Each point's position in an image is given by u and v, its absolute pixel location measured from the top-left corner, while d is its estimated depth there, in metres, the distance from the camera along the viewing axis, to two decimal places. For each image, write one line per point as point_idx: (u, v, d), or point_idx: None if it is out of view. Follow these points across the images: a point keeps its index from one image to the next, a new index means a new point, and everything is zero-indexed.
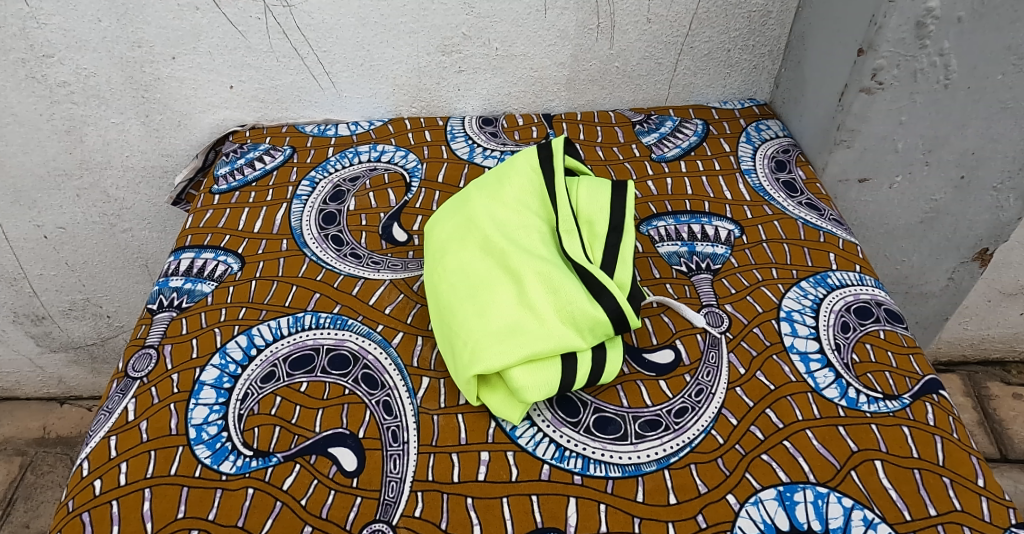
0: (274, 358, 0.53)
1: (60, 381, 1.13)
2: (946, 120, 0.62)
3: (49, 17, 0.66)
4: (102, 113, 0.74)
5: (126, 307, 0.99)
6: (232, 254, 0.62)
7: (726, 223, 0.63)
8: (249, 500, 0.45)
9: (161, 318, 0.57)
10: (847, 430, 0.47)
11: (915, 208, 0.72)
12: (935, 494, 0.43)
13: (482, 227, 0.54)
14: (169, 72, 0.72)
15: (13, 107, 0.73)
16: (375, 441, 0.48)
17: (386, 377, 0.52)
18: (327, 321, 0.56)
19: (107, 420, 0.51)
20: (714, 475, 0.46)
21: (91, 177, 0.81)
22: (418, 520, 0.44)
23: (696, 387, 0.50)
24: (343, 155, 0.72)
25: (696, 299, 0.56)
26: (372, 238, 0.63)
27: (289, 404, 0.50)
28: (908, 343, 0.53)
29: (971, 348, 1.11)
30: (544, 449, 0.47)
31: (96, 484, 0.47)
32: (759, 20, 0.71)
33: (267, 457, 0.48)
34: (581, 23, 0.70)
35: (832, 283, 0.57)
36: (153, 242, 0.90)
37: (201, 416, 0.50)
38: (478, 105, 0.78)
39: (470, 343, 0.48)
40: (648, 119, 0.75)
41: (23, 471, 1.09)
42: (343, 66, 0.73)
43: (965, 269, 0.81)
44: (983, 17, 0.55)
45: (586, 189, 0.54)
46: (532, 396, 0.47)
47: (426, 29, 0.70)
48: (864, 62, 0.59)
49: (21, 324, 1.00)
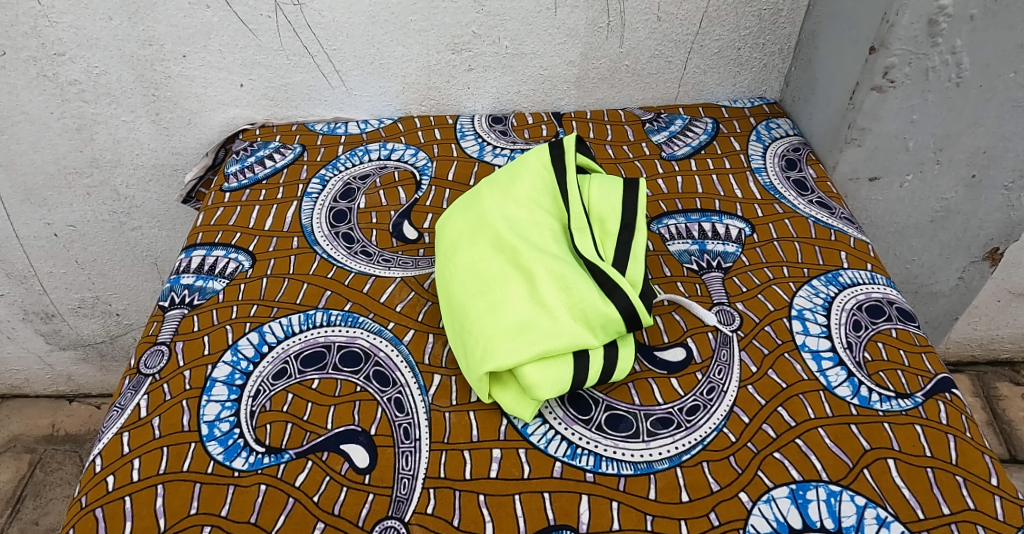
0: (286, 355, 0.53)
1: (69, 379, 1.14)
2: (958, 119, 0.62)
3: (60, 16, 0.66)
4: (113, 112, 0.75)
5: (135, 305, 1.00)
6: (243, 251, 0.62)
7: (737, 222, 0.62)
8: (262, 497, 0.46)
9: (173, 315, 0.58)
10: (860, 429, 0.47)
11: (926, 207, 0.72)
12: (948, 493, 0.43)
13: (493, 225, 0.54)
14: (179, 71, 0.72)
15: (24, 105, 0.73)
16: (386, 438, 0.48)
17: (398, 374, 0.52)
18: (338, 319, 0.56)
19: (120, 416, 0.51)
20: (727, 473, 0.45)
21: (101, 176, 0.81)
22: (431, 516, 0.44)
23: (708, 385, 0.50)
24: (353, 153, 0.72)
25: (707, 298, 0.56)
26: (382, 236, 0.63)
27: (301, 401, 0.51)
28: (920, 342, 0.52)
29: (979, 348, 1.10)
30: (556, 446, 0.47)
31: (108, 480, 0.47)
32: (770, 19, 0.71)
33: (279, 453, 0.48)
34: (591, 21, 0.70)
35: (843, 281, 0.57)
36: (162, 240, 0.90)
37: (213, 412, 0.50)
38: (488, 104, 0.78)
39: (482, 340, 0.48)
40: (657, 118, 0.75)
41: (33, 468, 1.09)
42: (354, 64, 0.73)
43: (975, 268, 0.81)
44: (995, 14, 0.54)
45: (598, 187, 0.54)
46: (544, 393, 0.47)
47: (435, 28, 0.70)
48: (875, 60, 0.59)
49: (31, 321, 1.01)
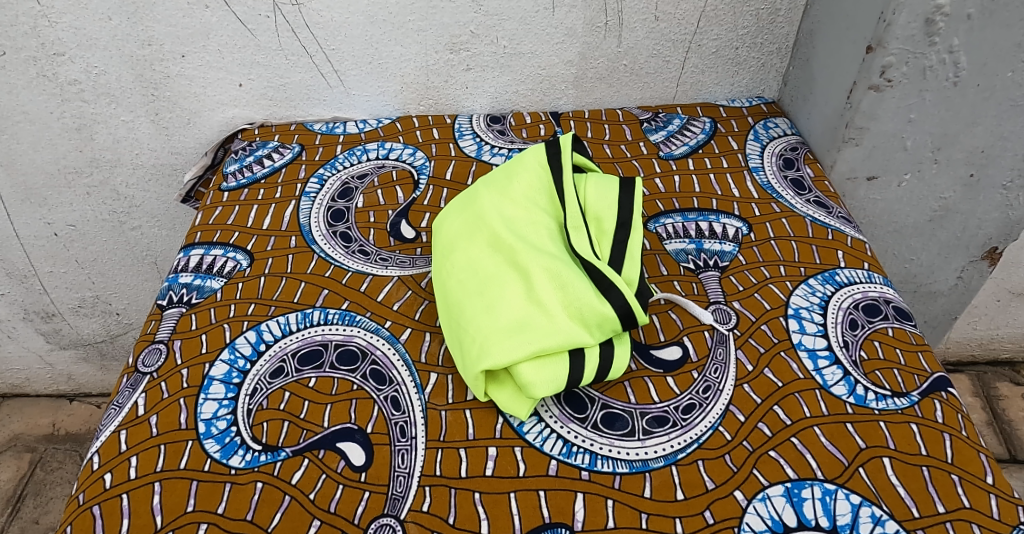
0: (283, 354, 0.53)
1: (69, 379, 1.14)
2: (956, 118, 0.62)
3: (60, 15, 0.66)
4: (113, 111, 0.75)
5: (135, 305, 1.00)
6: (241, 250, 0.62)
7: (734, 221, 0.62)
8: (258, 495, 0.46)
9: (171, 314, 0.58)
10: (855, 427, 0.47)
11: (924, 206, 0.72)
12: (944, 492, 0.43)
13: (490, 224, 0.54)
14: (178, 71, 0.72)
15: (23, 105, 0.73)
16: (382, 436, 0.48)
17: (394, 373, 0.52)
18: (336, 318, 0.56)
19: (118, 414, 0.51)
20: (722, 471, 0.46)
21: (101, 175, 0.82)
22: (426, 514, 0.44)
23: (704, 383, 0.50)
24: (351, 152, 0.72)
25: (704, 297, 0.56)
26: (380, 235, 0.63)
27: (298, 400, 0.51)
28: (917, 341, 0.52)
29: (979, 348, 1.10)
30: (552, 444, 0.48)
31: (106, 478, 0.47)
32: (767, 18, 0.71)
33: (276, 451, 0.48)
34: (589, 21, 0.70)
35: (840, 281, 0.57)
36: (162, 240, 0.90)
37: (211, 410, 0.50)
38: (486, 103, 0.78)
39: (479, 339, 0.48)
40: (655, 117, 0.75)
41: (33, 467, 1.09)
42: (352, 64, 0.73)
43: (974, 268, 0.81)
44: (993, 13, 0.54)
45: (594, 186, 0.55)
46: (539, 392, 0.47)
47: (434, 27, 0.70)
48: (873, 59, 0.59)
49: (32, 321, 1.01)
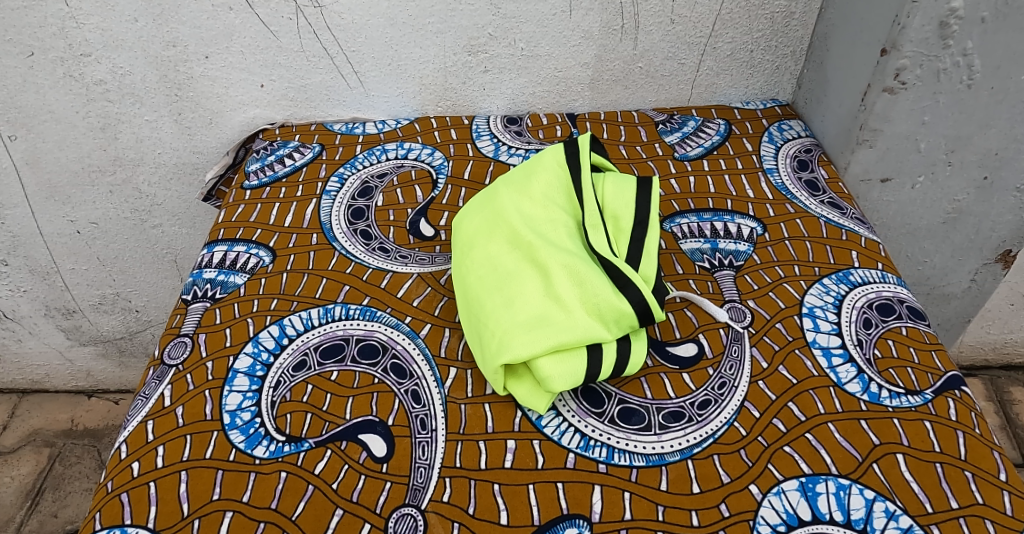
0: (305, 347, 0.55)
1: (88, 375, 1.16)
2: (970, 120, 0.62)
3: (88, 17, 0.68)
4: (136, 111, 0.77)
5: (155, 302, 1.02)
6: (264, 247, 0.64)
7: (749, 221, 0.63)
8: (282, 484, 0.47)
9: (195, 308, 0.59)
10: (870, 424, 0.48)
11: (937, 208, 0.72)
12: (957, 488, 0.44)
13: (509, 221, 0.55)
14: (202, 71, 0.74)
15: (50, 105, 0.75)
16: (403, 428, 0.49)
17: (415, 367, 0.53)
18: (356, 313, 0.57)
19: (144, 405, 0.52)
20: (737, 465, 0.46)
21: (124, 174, 0.83)
22: (447, 504, 0.45)
23: (719, 380, 0.51)
24: (371, 152, 0.74)
25: (718, 295, 0.57)
26: (400, 233, 0.65)
27: (320, 392, 0.52)
28: (930, 340, 0.53)
29: (993, 352, 1.10)
30: (570, 438, 0.49)
31: (134, 466, 0.48)
32: (782, 21, 0.72)
33: (299, 442, 0.49)
34: (605, 24, 0.71)
35: (854, 280, 0.57)
36: (182, 238, 0.92)
37: (235, 402, 0.51)
38: (503, 105, 0.79)
39: (499, 333, 0.49)
40: (670, 120, 0.76)
41: (52, 461, 1.11)
42: (372, 66, 0.74)
43: (988, 270, 0.81)
44: (1006, 17, 0.55)
45: (612, 185, 0.56)
46: (557, 385, 0.48)
47: (452, 30, 0.71)
48: (887, 62, 0.60)
49: (53, 317, 1.03)
